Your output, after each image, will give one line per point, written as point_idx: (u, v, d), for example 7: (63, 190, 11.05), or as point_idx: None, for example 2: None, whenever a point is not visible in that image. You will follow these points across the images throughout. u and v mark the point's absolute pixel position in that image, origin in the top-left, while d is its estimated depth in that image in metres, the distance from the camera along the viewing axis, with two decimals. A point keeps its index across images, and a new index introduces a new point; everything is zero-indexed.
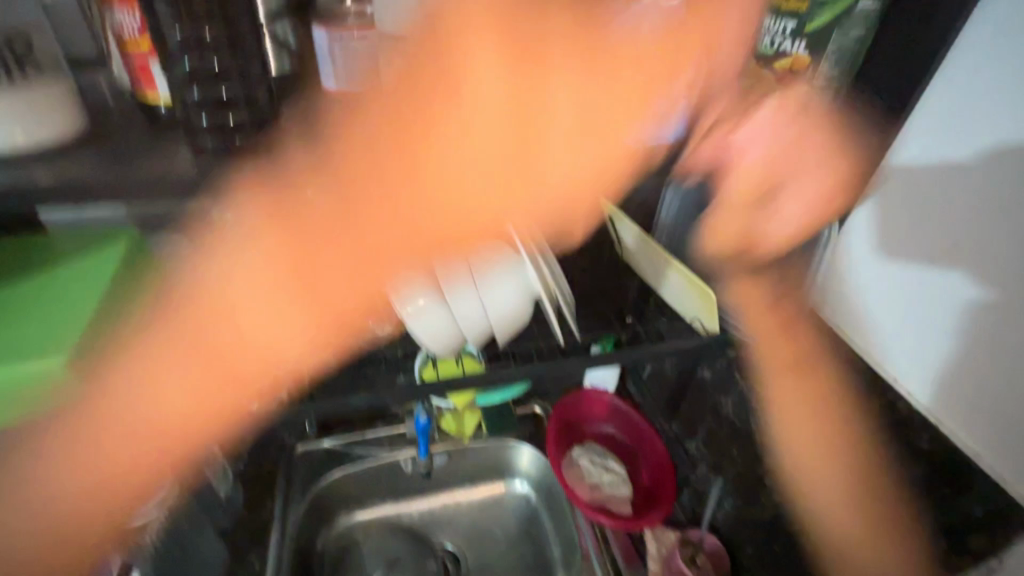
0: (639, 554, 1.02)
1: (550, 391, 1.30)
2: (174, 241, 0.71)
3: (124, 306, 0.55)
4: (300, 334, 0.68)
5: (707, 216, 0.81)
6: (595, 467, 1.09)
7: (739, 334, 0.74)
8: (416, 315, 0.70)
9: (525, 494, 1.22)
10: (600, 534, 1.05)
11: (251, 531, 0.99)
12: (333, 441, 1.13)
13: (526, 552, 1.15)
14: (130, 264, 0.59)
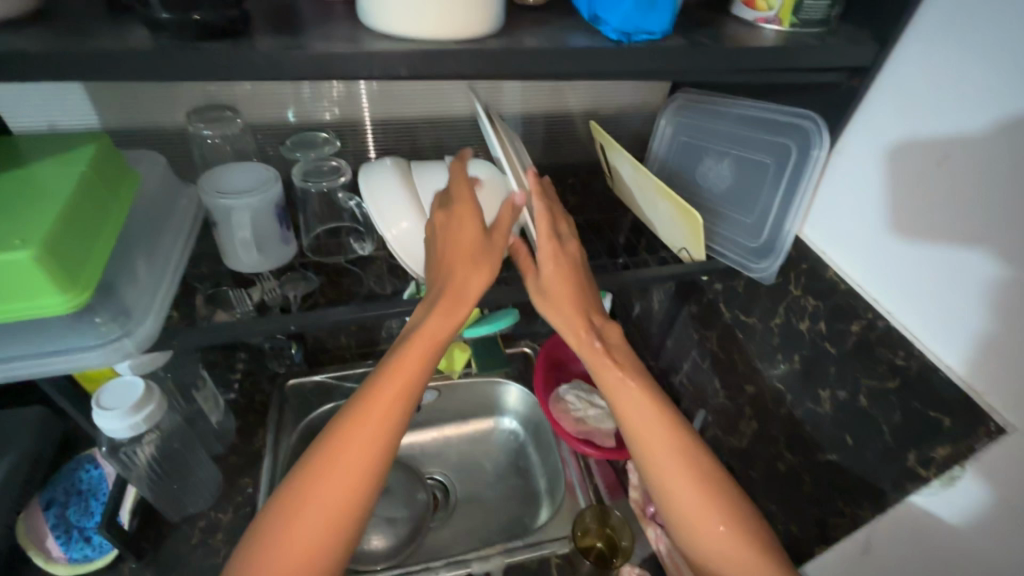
0: (622, 485, 1.05)
1: (539, 332, 1.31)
2: (151, 155, 0.69)
3: (98, 209, 0.51)
4: (280, 253, 0.69)
5: (701, 141, 0.79)
6: (581, 402, 1.11)
7: (725, 262, 0.74)
8: (400, 239, 0.69)
9: (513, 430, 1.26)
10: (584, 465, 1.08)
11: (243, 457, 1.01)
12: (323, 374, 1.12)
13: (514, 484, 1.18)
14: (105, 168, 0.55)
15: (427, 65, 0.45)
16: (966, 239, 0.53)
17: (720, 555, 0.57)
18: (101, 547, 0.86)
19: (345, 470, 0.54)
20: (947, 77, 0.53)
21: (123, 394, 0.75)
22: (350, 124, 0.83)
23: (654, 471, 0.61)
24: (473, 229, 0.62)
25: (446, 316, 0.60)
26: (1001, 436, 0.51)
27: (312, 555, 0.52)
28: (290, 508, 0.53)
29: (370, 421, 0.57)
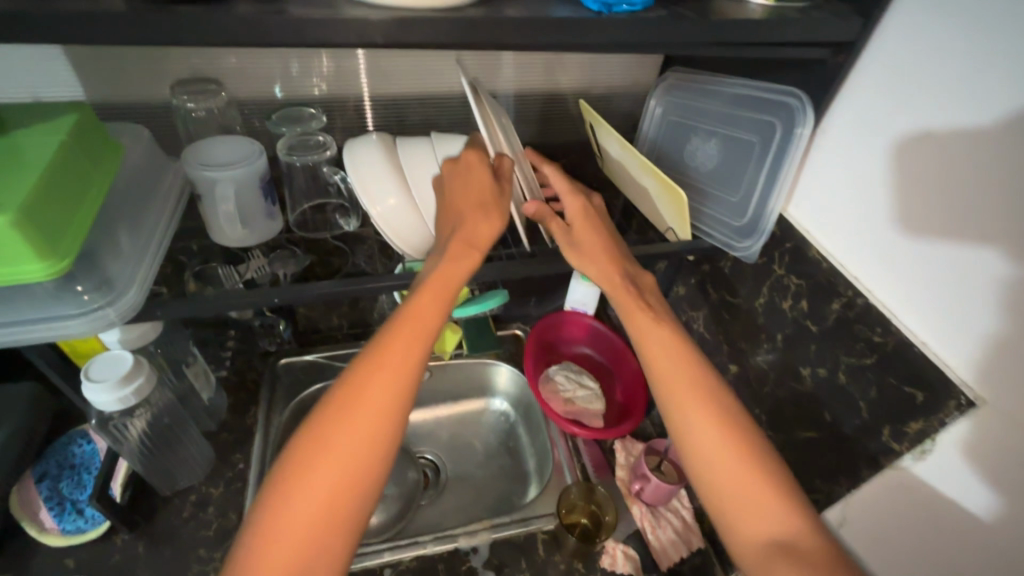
0: (609, 465, 1.06)
1: (531, 314, 1.32)
2: (136, 128, 0.69)
3: (76, 178, 0.52)
4: (265, 228, 0.69)
5: (690, 121, 0.79)
6: (570, 382, 1.12)
7: (711, 242, 0.75)
8: (385, 215, 0.68)
9: (503, 410, 1.27)
10: (573, 446, 1.09)
11: (235, 433, 1.02)
12: (315, 354, 1.13)
13: (504, 462, 1.20)
14: (85, 138, 0.55)
15: (407, 33, 0.46)
16: (969, 235, 0.51)
17: (737, 495, 0.54)
18: (94, 519, 0.88)
19: (369, 407, 0.52)
20: (951, 66, 0.51)
21: (112, 367, 0.76)
22: (338, 100, 0.82)
23: (676, 413, 0.59)
24: (485, 177, 0.63)
25: (462, 259, 0.61)
26: (971, 409, 0.52)
27: (337, 492, 0.49)
28: (311, 447, 0.51)
29: (387, 364, 0.55)
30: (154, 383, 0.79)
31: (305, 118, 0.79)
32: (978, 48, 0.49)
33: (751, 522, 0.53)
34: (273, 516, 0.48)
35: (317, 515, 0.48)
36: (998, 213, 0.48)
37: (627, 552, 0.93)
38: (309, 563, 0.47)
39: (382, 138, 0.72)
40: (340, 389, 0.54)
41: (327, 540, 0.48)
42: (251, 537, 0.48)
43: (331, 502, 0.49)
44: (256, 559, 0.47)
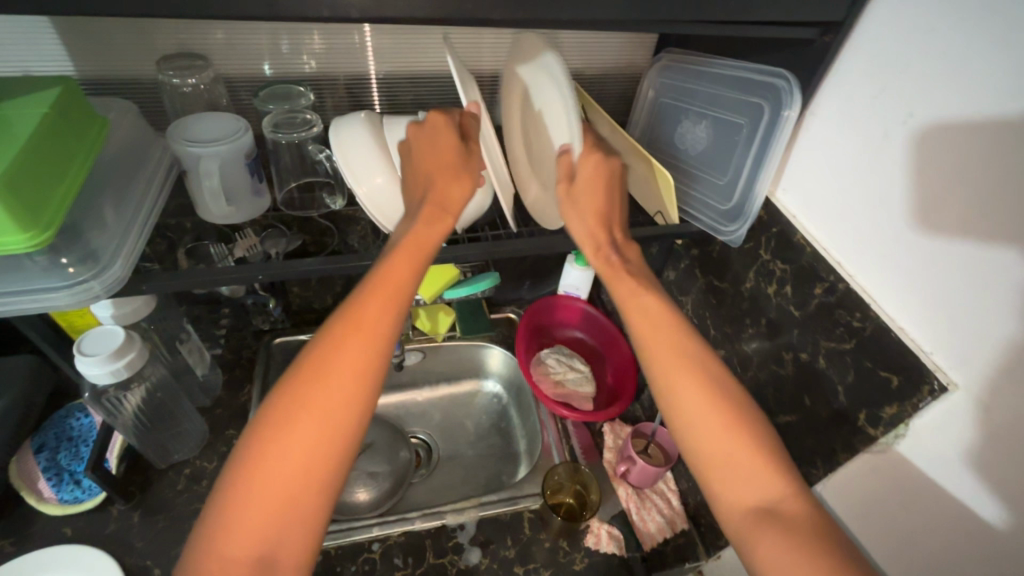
0: (597, 447, 1.07)
1: (524, 297, 1.33)
2: (123, 104, 0.70)
3: (57, 153, 0.52)
4: (253, 203, 0.70)
5: (682, 102, 0.78)
6: (561, 365, 1.13)
7: (697, 226, 0.75)
8: (372, 195, 0.68)
9: (495, 393, 1.28)
10: (562, 428, 1.10)
11: (229, 409, 1.04)
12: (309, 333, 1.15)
13: (495, 443, 1.22)
14: (68, 112, 0.55)
15: (381, 8, 0.46)
16: (963, 229, 0.49)
17: (729, 458, 0.53)
18: (91, 490, 0.90)
19: (343, 369, 0.53)
20: (950, 55, 0.49)
21: (104, 341, 0.77)
22: (328, 78, 0.82)
23: (663, 377, 0.57)
24: (450, 140, 0.63)
25: (434, 225, 0.61)
26: (944, 393, 0.52)
27: (314, 451, 0.50)
28: (287, 409, 0.51)
29: (362, 328, 0.55)
30: (146, 357, 0.80)
31: (292, 96, 0.78)
32: (976, 35, 0.47)
33: (738, 488, 0.52)
34: (251, 473, 0.49)
35: (295, 473, 0.49)
36: (996, 208, 0.47)
37: (612, 532, 0.94)
38: (287, 519, 0.48)
39: (370, 117, 0.71)
40: (314, 352, 0.54)
41: (304, 499, 0.49)
42: (228, 493, 0.49)
43: (308, 460, 0.50)
44: (237, 513, 0.48)
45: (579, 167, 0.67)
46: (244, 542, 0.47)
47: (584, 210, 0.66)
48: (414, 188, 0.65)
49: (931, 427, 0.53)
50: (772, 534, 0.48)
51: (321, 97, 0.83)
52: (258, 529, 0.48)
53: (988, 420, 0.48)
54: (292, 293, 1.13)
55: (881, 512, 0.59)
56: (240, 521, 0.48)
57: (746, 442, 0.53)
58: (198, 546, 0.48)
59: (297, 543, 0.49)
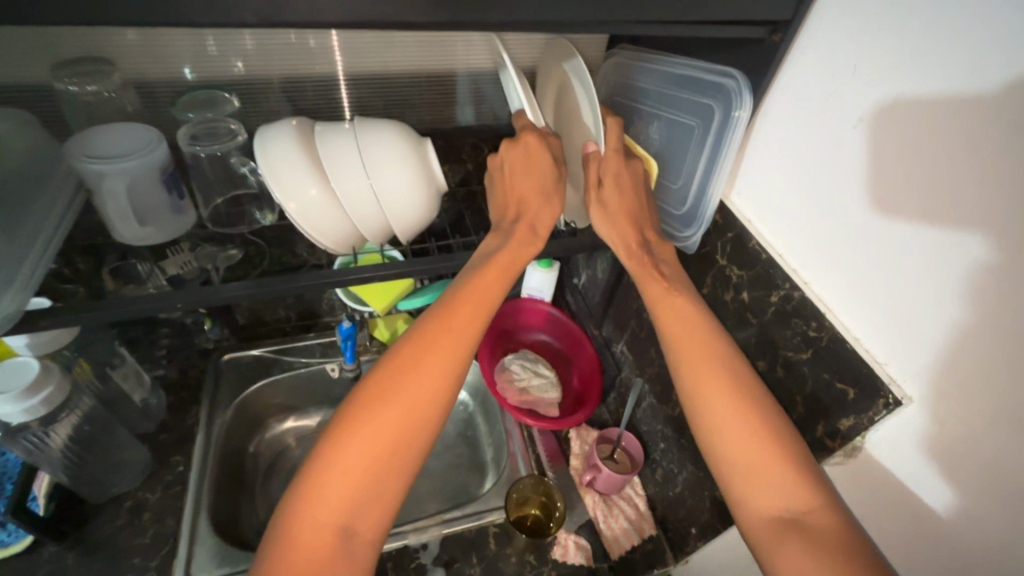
0: (563, 454, 1.05)
1: None
2: (17, 115, 0.63)
3: None
4: (180, 219, 0.65)
5: (634, 101, 0.75)
6: (526, 370, 1.09)
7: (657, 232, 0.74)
8: (304, 211, 0.63)
9: (462, 400, 1.25)
10: (528, 435, 1.08)
11: (174, 434, 0.98)
12: (261, 348, 1.10)
13: (461, 453, 1.19)
14: None
15: (282, 11, 0.42)
16: (909, 229, 0.48)
17: (754, 464, 0.53)
18: (17, 532, 0.82)
19: (435, 364, 0.56)
20: (882, 56, 0.49)
21: (16, 376, 0.71)
22: (260, 82, 0.76)
23: (691, 384, 0.58)
24: (546, 165, 0.64)
25: (526, 246, 0.65)
26: (898, 407, 0.50)
27: (401, 438, 0.53)
28: (380, 393, 0.54)
29: (453, 331, 0.58)
30: (67, 390, 0.74)
31: (216, 103, 0.74)
32: (903, 35, 0.46)
33: (762, 496, 0.52)
34: (341, 450, 0.51)
35: (382, 456, 0.52)
36: (940, 205, 0.45)
37: (579, 542, 0.93)
38: (367, 498, 0.51)
39: (306, 131, 0.64)
40: (410, 342, 0.58)
41: (383, 483, 0.51)
42: (314, 465, 0.52)
43: (396, 444, 0.52)
44: (320, 494, 0.50)
45: (605, 169, 0.64)
46: (331, 513, 0.50)
47: (614, 215, 0.64)
48: (506, 204, 0.69)
49: (889, 441, 0.52)
50: (798, 543, 0.48)
51: (253, 104, 0.78)
52: (342, 503, 0.50)
53: (945, 433, 0.47)
54: (239, 308, 1.07)
55: None
56: (327, 493, 0.50)
57: (770, 452, 0.53)
58: (283, 513, 0.51)
59: (373, 520, 0.51)
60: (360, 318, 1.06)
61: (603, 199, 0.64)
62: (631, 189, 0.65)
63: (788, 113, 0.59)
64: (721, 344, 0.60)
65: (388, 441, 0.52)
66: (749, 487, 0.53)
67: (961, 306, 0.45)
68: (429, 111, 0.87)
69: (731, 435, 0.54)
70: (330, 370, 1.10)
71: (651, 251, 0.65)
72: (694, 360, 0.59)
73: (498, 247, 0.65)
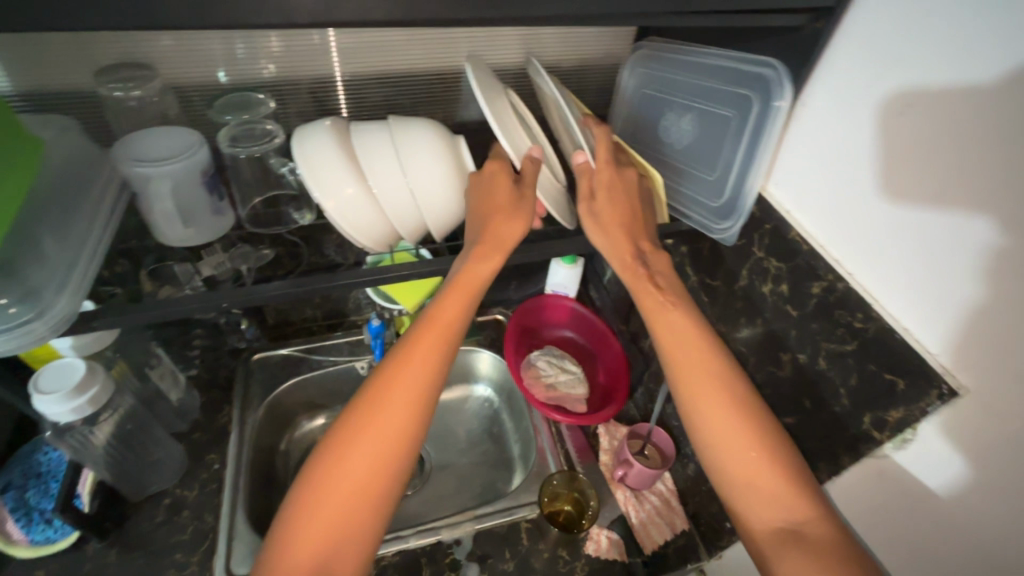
0: (592, 449, 1.05)
1: (512, 298, 1.28)
2: (61, 122, 0.65)
3: None
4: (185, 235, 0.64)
5: (666, 93, 0.74)
6: (552, 367, 1.09)
7: (689, 225, 0.72)
8: (341, 209, 0.63)
9: (487, 397, 1.25)
10: (556, 431, 1.08)
11: (209, 433, 0.99)
12: (290, 348, 1.12)
13: (488, 449, 1.19)
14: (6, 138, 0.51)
15: (330, 12, 0.42)
16: (955, 216, 0.47)
17: (753, 481, 0.54)
18: (64, 528, 0.85)
19: (401, 398, 0.58)
20: (923, 40, 0.48)
21: (63, 376, 0.73)
22: (290, 84, 0.77)
23: (690, 401, 0.59)
24: (507, 184, 0.64)
25: (487, 262, 0.63)
26: (954, 398, 0.49)
27: (369, 477, 0.54)
28: (349, 436, 0.56)
29: (416, 363, 0.59)
30: (112, 390, 0.76)
31: (252, 104, 0.74)
32: (948, 17, 0.46)
33: (764, 509, 0.54)
34: (319, 490, 0.54)
35: (355, 494, 0.54)
36: (987, 190, 0.45)
37: (612, 537, 0.93)
38: (341, 534, 0.53)
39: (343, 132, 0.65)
40: (378, 378, 0.59)
41: (357, 518, 0.53)
42: (296, 506, 0.54)
43: (367, 481, 0.54)
44: (297, 536, 0.52)
45: (597, 182, 0.63)
46: (308, 552, 0.51)
47: (607, 225, 0.63)
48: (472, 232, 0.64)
49: (940, 434, 0.51)
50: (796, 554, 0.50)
51: (284, 105, 0.78)
52: (318, 544, 0.52)
53: (999, 423, 0.46)
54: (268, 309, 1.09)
55: (889, 517, 0.58)
56: (305, 532, 0.52)
57: (770, 470, 0.54)
58: (266, 553, 0.53)
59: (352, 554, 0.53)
60: (388, 316, 1.06)
61: (596, 211, 0.63)
62: (624, 198, 0.63)
63: (825, 101, 0.59)
64: (713, 359, 0.60)
65: (359, 477, 0.54)
66: (745, 501, 0.55)
67: (1011, 292, 0.44)
68: (456, 108, 0.87)
69: (728, 449, 0.56)
70: (360, 368, 1.12)
71: (645, 259, 0.63)
72: (685, 379, 0.59)
73: (458, 266, 0.64)
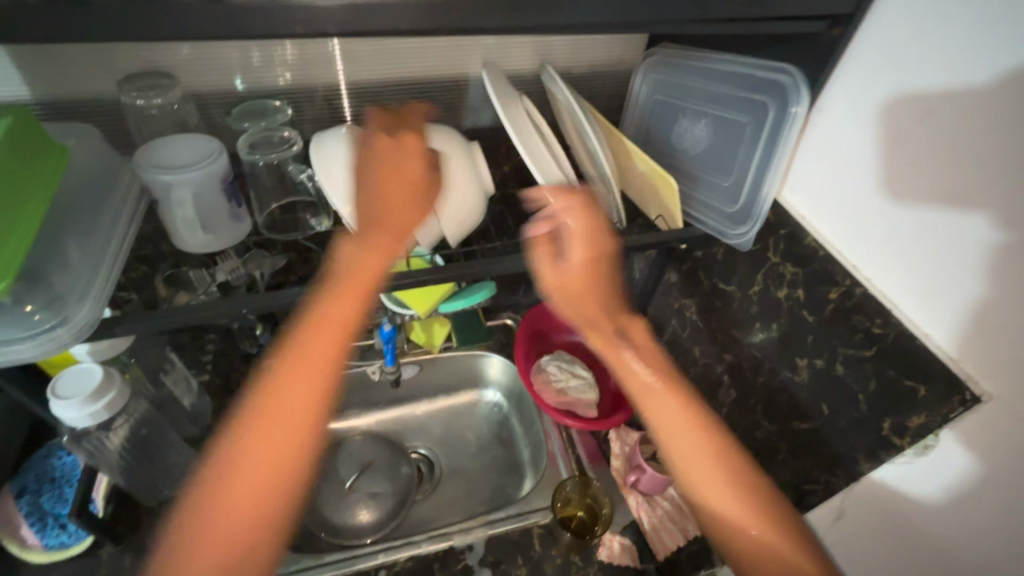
0: (603, 454, 1.05)
1: (521, 302, 1.28)
2: (83, 128, 0.65)
3: (13, 192, 0.48)
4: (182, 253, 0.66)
5: (678, 99, 0.75)
6: (563, 372, 1.09)
7: (702, 230, 0.71)
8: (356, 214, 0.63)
9: (496, 401, 1.25)
10: (567, 436, 1.08)
11: None
12: None
13: (497, 454, 1.18)
14: (22, 145, 0.51)
15: (358, 21, 0.42)
16: (978, 222, 0.49)
17: (758, 538, 0.54)
18: (78, 533, 0.85)
19: (296, 395, 0.54)
20: (947, 48, 0.49)
21: (80, 381, 0.73)
22: (307, 91, 0.78)
23: (683, 462, 0.57)
24: (415, 163, 0.64)
25: (384, 254, 0.60)
26: (976, 404, 0.50)
27: (257, 488, 0.50)
28: (237, 447, 0.51)
29: (311, 362, 0.55)
30: (128, 395, 0.76)
31: (269, 111, 0.74)
32: (972, 27, 0.47)
33: (772, 569, 0.52)
34: (217, 494, 0.49)
35: (261, 489, 0.50)
36: (1012, 195, 0.46)
37: (624, 542, 0.93)
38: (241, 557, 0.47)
39: (366, 138, 0.65)
40: (276, 366, 0.55)
41: (252, 535, 0.48)
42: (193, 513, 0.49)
43: (260, 491, 0.50)
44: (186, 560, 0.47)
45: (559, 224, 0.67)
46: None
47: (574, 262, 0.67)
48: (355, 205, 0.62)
49: (963, 438, 0.52)
50: (772, 572, 0.52)
51: (300, 111, 0.79)
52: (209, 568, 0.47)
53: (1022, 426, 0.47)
54: (279, 313, 1.09)
55: (906, 519, 0.59)
56: (197, 557, 0.47)
57: (769, 526, 0.54)
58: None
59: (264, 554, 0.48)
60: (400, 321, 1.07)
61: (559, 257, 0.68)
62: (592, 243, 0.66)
63: (844, 106, 0.59)
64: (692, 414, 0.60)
65: (252, 485, 0.50)
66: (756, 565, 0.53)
67: None
68: (469, 113, 0.88)
69: (725, 510, 0.55)
70: (371, 373, 1.12)
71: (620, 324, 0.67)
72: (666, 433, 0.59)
73: (351, 258, 0.60)
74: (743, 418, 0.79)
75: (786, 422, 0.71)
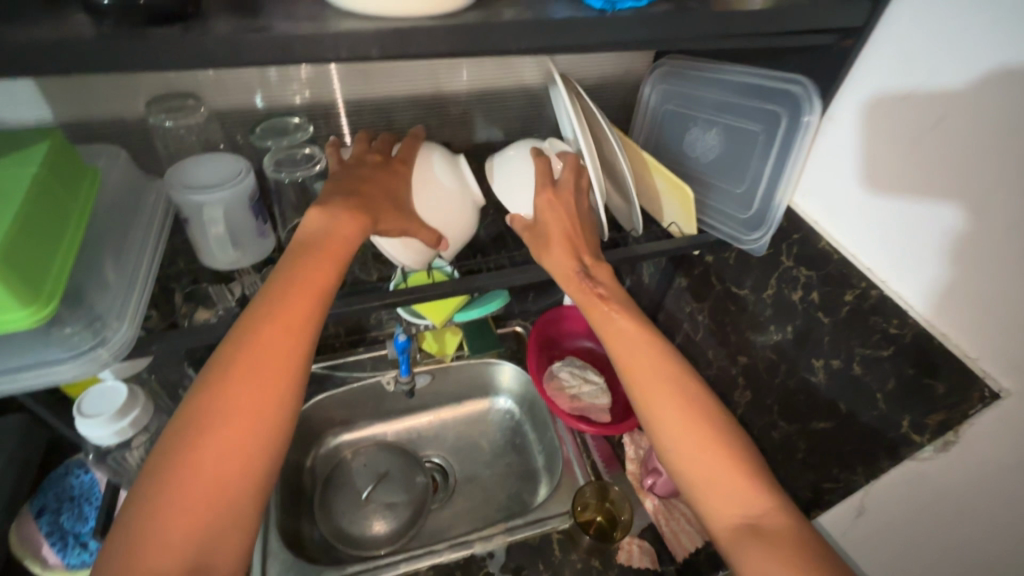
0: (618, 459, 1.06)
1: (530, 309, 1.30)
2: (112, 150, 0.66)
3: (52, 217, 0.50)
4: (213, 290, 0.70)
5: (688, 109, 0.77)
6: (575, 378, 1.10)
7: (717, 236, 0.73)
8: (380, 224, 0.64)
9: (508, 409, 1.25)
10: (582, 442, 1.09)
11: None
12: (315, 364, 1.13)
13: (512, 461, 1.18)
14: (57, 166, 0.52)
15: (402, 46, 0.44)
16: (993, 223, 0.50)
17: (714, 478, 0.55)
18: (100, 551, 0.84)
19: (268, 360, 0.51)
20: (961, 56, 0.51)
21: (106, 400, 0.73)
22: (325, 109, 0.79)
23: (644, 401, 0.59)
24: (393, 174, 0.65)
25: (353, 228, 0.59)
26: (995, 401, 0.52)
27: (240, 455, 0.48)
28: (211, 414, 0.48)
29: (282, 326, 0.53)
30: (152, 412, 0.76)
31: (291, 130, 0.76)
32: (984, 37, 0.49)
33: (724, 506, 0.54)
34: (185, 464, 0.46)
35: (225, 484, 0.47)
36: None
37: (643, 546, 0.94)
38: (213, 523, 0.45)
39: (353, 157, 0.67)
40: (234, 361, 0.51)
41: (232, 503, 0.47)
42: (144, 510, 0.45)
43: (234, 461, 0.47)
44: (153, 534, 0.44)
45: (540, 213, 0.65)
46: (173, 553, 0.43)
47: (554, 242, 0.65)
48: (345, 190, 0.62)
49: (985, 432, 0.54)
50: (724, 505, 0.54)
51: (318, 127, 0.80)
52: (186, 539, 0.44)
53: None
54: None
55: (928, 514, 0.60)
56: (170, 530, 0.44)
57: (724, 463, 0.55)
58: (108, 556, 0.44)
59: (233, 553, 0.46)
60: (414, 331, 1.08)
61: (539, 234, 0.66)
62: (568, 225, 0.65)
63: (857, 114, 0.61)
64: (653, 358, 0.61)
65: (233, 455, 0.47)
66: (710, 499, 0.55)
67: None
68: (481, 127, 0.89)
69: (689, 447, 0.57)
70: (386, 383, 1.13)
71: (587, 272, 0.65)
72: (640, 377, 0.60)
73: (326, 226, 0.58)
74: (760, 419, 0.81)
75: (805, 422, 0.73)
